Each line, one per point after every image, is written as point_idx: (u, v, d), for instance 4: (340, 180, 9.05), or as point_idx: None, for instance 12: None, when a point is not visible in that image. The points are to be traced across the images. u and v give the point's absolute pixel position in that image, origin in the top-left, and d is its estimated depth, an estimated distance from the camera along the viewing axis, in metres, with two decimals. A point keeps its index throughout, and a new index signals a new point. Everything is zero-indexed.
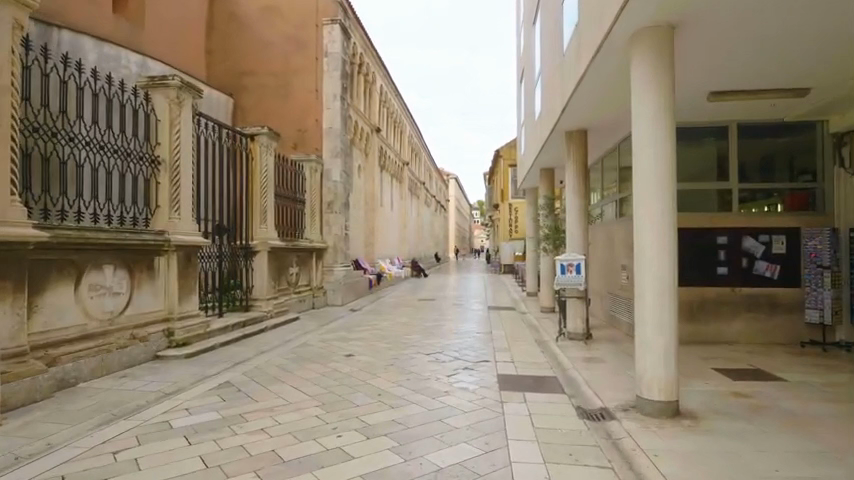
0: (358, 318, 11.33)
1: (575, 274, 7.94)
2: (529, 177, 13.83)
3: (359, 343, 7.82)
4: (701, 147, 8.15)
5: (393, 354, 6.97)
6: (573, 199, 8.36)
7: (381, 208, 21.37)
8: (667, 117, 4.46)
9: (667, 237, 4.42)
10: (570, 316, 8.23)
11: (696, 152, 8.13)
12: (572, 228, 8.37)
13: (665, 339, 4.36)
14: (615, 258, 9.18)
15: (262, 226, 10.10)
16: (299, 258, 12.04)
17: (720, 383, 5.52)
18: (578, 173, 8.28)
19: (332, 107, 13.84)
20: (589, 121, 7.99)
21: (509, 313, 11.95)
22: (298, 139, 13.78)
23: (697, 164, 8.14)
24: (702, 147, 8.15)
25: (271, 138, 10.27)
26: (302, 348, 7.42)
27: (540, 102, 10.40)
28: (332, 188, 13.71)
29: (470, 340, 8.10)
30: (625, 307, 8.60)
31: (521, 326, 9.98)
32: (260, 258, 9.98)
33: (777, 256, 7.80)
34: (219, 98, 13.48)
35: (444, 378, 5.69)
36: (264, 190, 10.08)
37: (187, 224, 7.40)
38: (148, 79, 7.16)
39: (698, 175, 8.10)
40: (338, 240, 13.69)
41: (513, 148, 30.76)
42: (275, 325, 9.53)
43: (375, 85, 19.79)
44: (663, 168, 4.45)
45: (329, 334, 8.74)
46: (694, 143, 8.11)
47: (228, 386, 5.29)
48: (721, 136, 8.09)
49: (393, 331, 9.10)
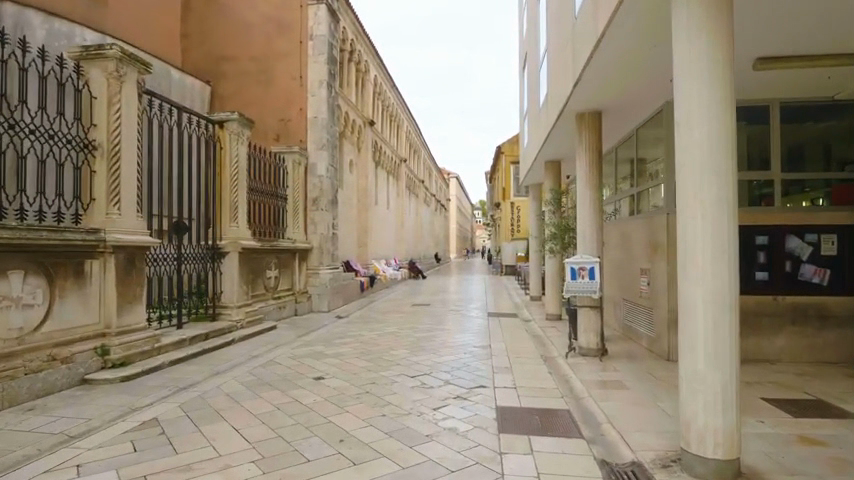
0: (344, 326, 10.21)
1: (587, 280, 6.80)
2: (532, 171, 12.71)
3: (335, 361, 6.69)
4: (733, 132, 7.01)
5: (372, 376, 5.82)
6: (585, 193, 7.15)
7: (376, 206, 20.27)
8: (725, 76, 3.29)
9: (725, 235, 3.26)
10: (581, 329, 7.03)
11: None
12: (585, 225, 7.14)
13: (723, 374, 3.20)
14: (632, 262, 8.02)
15: (233, 224, 8.99)
16: (278, 260, 10.94)
17: (780, 422, 4.37)
18: (591, 163, 7.09)
19: (318, 94, 12.76)
20: (605, 101, 6.83)
21: (512, 321, 10.81)
22: (282, 130, 12.65)
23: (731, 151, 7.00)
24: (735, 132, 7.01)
25: (244, 125, 9.20)
26: (267, 368, 6.29)
27: (545, 85, 9.29)
28: (318, 183, 12.61)
29: (466, 356, 6.96)
30: (644, 318, 7.45)
31: (525, 336, 8.83)
32: (230, 260, 8.88)
33: (827, 259, 6.66)
34: (194, 85, 12.38)
35: (430, 412, 4.54)
36: (236, 184, 8.97)
37: (130, 221, 6.25)
38: (82, 49, 6.02)
39: None
40: (325, 240, 12.58)
41: (515, 144, 29.67)
42: (246, 337, 8.40)
43: (369, 75, 18.68)
44: (719, 145, 3.29)
45: (304, 349, 7.60)
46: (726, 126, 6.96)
47: (153, 426, 4.15)
48: (757, 119, 6.95)
49: (379, 343, 7.98)
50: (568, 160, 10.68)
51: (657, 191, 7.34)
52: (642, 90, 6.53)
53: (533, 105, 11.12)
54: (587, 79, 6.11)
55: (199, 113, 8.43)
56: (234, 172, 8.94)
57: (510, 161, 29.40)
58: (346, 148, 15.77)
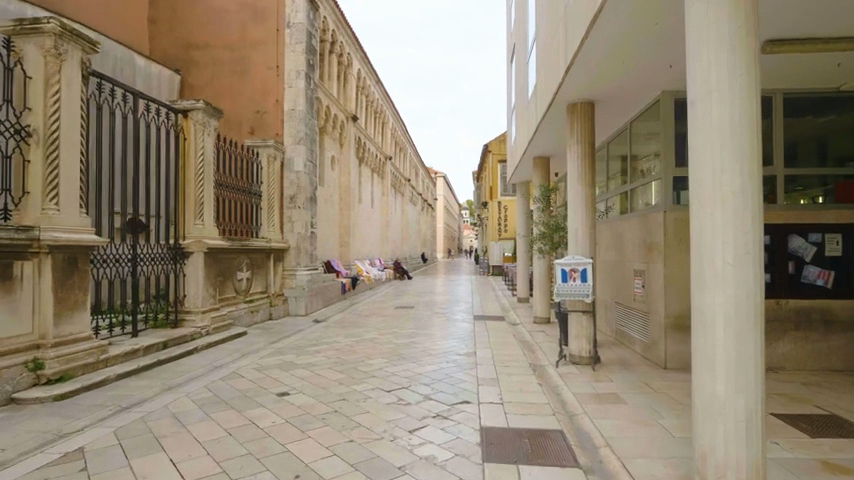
0: (320, 331, 9.59)
1: (579, 283, 6.28)
2: (520, 168, 12.22)
3: (304, 373, 6.07)
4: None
5: (342, 390, 5.22)
6: (576, 188, 6.60)
7: (359, 204, 19.67)
8: (748, 41, 2.64)
9: (750, 234, 2.62)
10: (572, 335, 6.50)
11: None
12: (578, 225, 6.57)
13: (747, 399, 2.59)
14: (625, 263, 7.54)
15: (198, 222, 8.41)
16: (250, 261, 10.29)
17: (796, 443, 3.78)
18: (583, 155, 6.57)
19: (295, 85, 12.11)
20: (596, 90, 6.33)
21: (498, 324, 10.29)
22: (256, 123, 11.94)
23: None
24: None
25: (211, 115, 8.67)
26: (226, 382, 5.67)
27: (533, 74, 8.78)
28: (295, 179, 11.97)
29: (449, 366, 6.40)
30: (637, 322, 6.96)
31: (512, 342, 8.30)
32: (193, 262, 8.27)
33: (832, 260, 6.21)
34: (161, 73, 11.75)
35: (404, 436, 3.96)
36: (201, 179, 8.41)
37: (71, 217, 5.65)
38: (14, 23, 5.37)
39: None
40: (302, 239, 11.96)
41: (502, 142, 29.15)
42: (209, 345, 7.78)
43: (352, 69, 18.04)
44: (742, 124, 2.64)
45: (273, 359, 6.97)
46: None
47: (75, 461, 3.53)
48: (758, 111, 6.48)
49: (355, 351, 7.38)
50: (557, 156, 10.17)
51: (652, 188, 6.84)
52: (636, 80, 6.04)
53: (521, 97, 10.61)
54: (579, 63, 5.55)
55: (160, 102, 7.90)
56: (200, 166, 8.40)
57: (497, 160, 28.89)
58: (326, 143, 15.14)
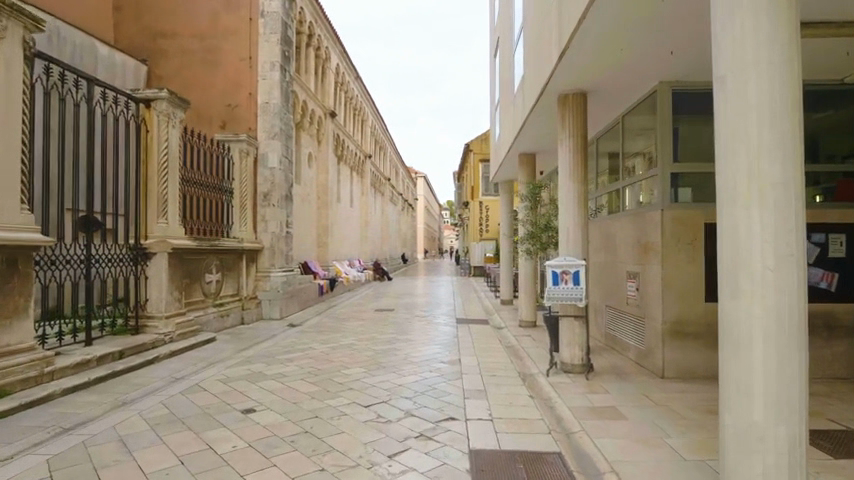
0: (295, 337, 9.02)
1: (571, 286, 5.89)
2: (504, 166, 11.82)
3: (274, 385, 5.54)
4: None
5: (315, 407, 4.70)
6: (568, 184, 6.20)
7: (338, 203, 19.08)
8: (791, 10, 2.27)
9: (792, 234, 2.26)
10: (563, 341, 6.10)
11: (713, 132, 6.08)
12: (571, 223, 6.17)
13: (789, 426, 2.23)
14: (616, 264, 7.19)
15: (162, 221, 7.79)
16: (220, 262, 9.68)
17: (821, 466, 3.42)
18: (574, 150, 6.19)
19: (269, 77, 11.50)
20: (588, 81, 5.96)
21: (482, 328, 9.87)
22: (228, 116, 11.39)
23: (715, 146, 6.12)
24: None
25: (177, 107, 8.07)
26: (185, 398, 5.11)
27: (520, 67, 8.38)
28: (269, 176, 11.36)
29: (433, 375, 5.94)
30: (630, 327, 6.62)
31: (498, 347, 7.89)
32: (156, 263, 7.66)
33: (835, 261, 5.93)
34: (125, 62, 11.02)
35: (384, 463, 3.47)
36: (166, 175, 7.81)
37: (11, 214, 5.03)
38: None
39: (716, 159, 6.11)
40: (277, 239, 11.37)
41: (484, 141, 28.71)
42: (172, 354, 7.17)
43: (330, 63, 17.44)
44: (784, 106, 2.27)
45: (241, 369, 6.40)
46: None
47: None
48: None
49: (332, 359, 6.85)
50: (543, 153, 9.81)
51: (645, 185, 6.50)
52: (631, 71, 5.70)
53: (505, 92, 10.20)
54: (574, 53, 5.15)
55: (120, 91, 7.29)
56: (164, 160, 7.79)
57: (479, 159, 28.48)
58: (303, 139, 14.53)
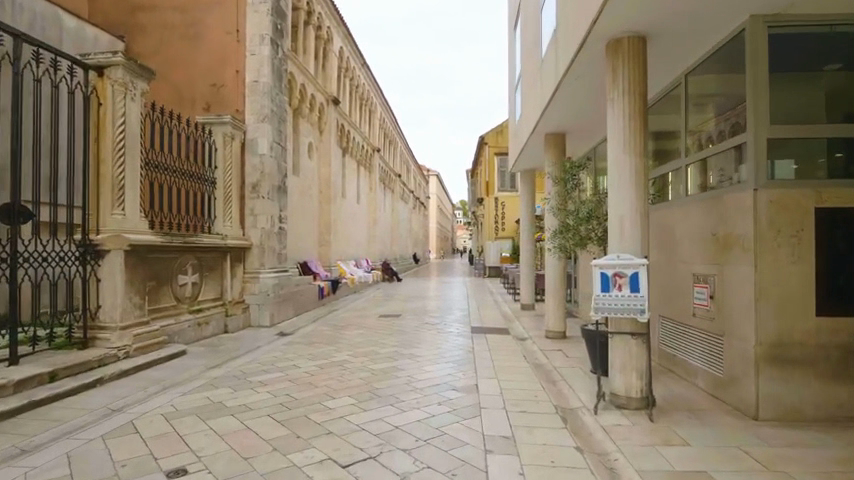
0: (280, 350, 7.62)
1: (627, 293, 4.54)
2: (527, 152, 10.36)
3: (231, 426, 4.14)
4: (824, 81, 4.71)
5: (273, 468, 3.31)
6: (623, 161, 4.73)
7: (342, 199, 17.66)
8: None
9: None
10: (615, 367, 4.74)
11: (805, 84, 4.64)
12: (629, 210, 4.69)
13: None
14: (687, 265, 5.65)
15: (118, 212, 6.41)
16: (198, 262, 8.34)
17: None
18: (630, 111, 4.72)
19: (259, 52, 10.17)
20: (653, 19, 4.45)
21: (501, 340, 8.39)
22: (212, 97, 10.00)
23: (813, 103, 4.64)
24: (825, 80, 4.71)
25: (137, 76, 6.72)
26: (104, 446, 3.73)
27: (550, 23, 6.92)
28: (258, 164, 10.00)
29: (443, 412, 4.49)
30: (715, 347, 5.05)
31: (524, 367, 6.42)
32: (109, 264, 6.29)
33: None
34: (98, 37, 9.74)
35: None
36: (122, 157, 6.45)
37: None
38: None
39: (816, 116, 4.61)
40: (267, 236, 10.00)
41: (499, 133, 26.93)
42: (122, 373, 5.72)
43: (332, 45, 16.03)
44: None
45: (197, 397, 5.00)
46: (816, 72, 4.64)
47: None
48: None
49: (315, 384, 5.42)
50: (574, 132, 8.35)
51: (713, 164, 5.28)
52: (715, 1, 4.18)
53: (530, 62, 8.68)
54: None
55: (63, 53, 5.94)
56: (119, 139, 6.44)
57: (493, 152, 26.77)
58: (301, 127, 13.17)
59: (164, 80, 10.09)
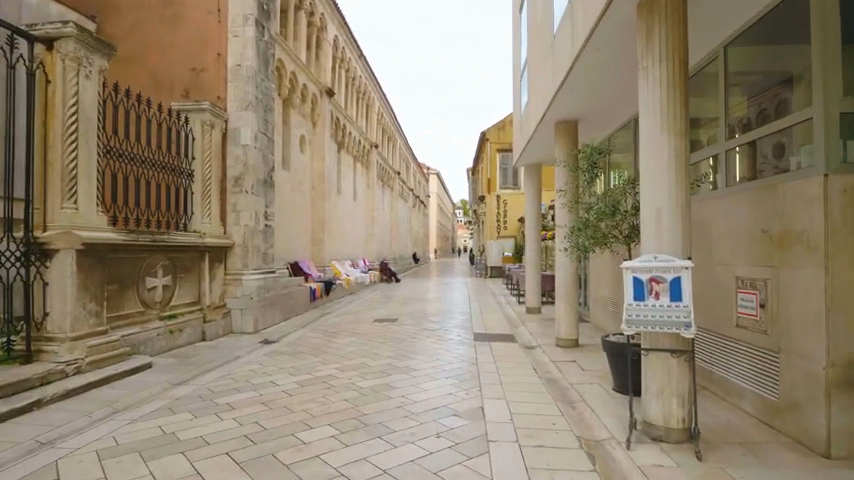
0: (260, 361, 6.78)
1: (667, 302, 3.72)
2: (533, 144, 9.56)
3: (175, 470, 3.30)
4: None
5: None
6: (660, 141, 3.89)
7: (337, 196, 16.85)
8: None
9: None
10: (651, 391, 3.91)
11: None
12: (669, 203, 3.87)
13: None
14: (729, 268, 4.79)
15: (69, 205, 5.58)
16: (171, 264, 7.50)
17: None
18: (670, 81, 3.88)
19: (243, 33, 9.32)
20: None
21: (507, 348, 7.58)
22: (192, 82, 9.19)
23: None
24: None
25: (93, 50, 5.88)
26: None
27: None
28: (241, 155, 9.16)
29: (442, 448, 3.66)
30: (770, 366, 4.20)
31: (535, 383, 5.59)
32: (58, 266, 5.46)
33: None
34: (66, 17, 8.93)
35: None
36: (74, 143, 5.63)
37: None
38: None
39: None
40: (251, 235, 9.17)
41: (501, 129, 26.17)
42: (68, 393, 4.91)
43: (326, 34, 15.25)
44: None
45: (148, 426, 4.18)
46: None
47: None
48: None
49: (291, 408, 4.59)
50: (587, 118, 7.50)
51: (762, 148, 4.44)
52: None
53: (538, 42, 7.84)
54: None
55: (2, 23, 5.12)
56: (71, 123, 5.61)
57: (495, 148, 26.01)
58: (291, 118, 12.36)
59: (138, 64, 9.26)
